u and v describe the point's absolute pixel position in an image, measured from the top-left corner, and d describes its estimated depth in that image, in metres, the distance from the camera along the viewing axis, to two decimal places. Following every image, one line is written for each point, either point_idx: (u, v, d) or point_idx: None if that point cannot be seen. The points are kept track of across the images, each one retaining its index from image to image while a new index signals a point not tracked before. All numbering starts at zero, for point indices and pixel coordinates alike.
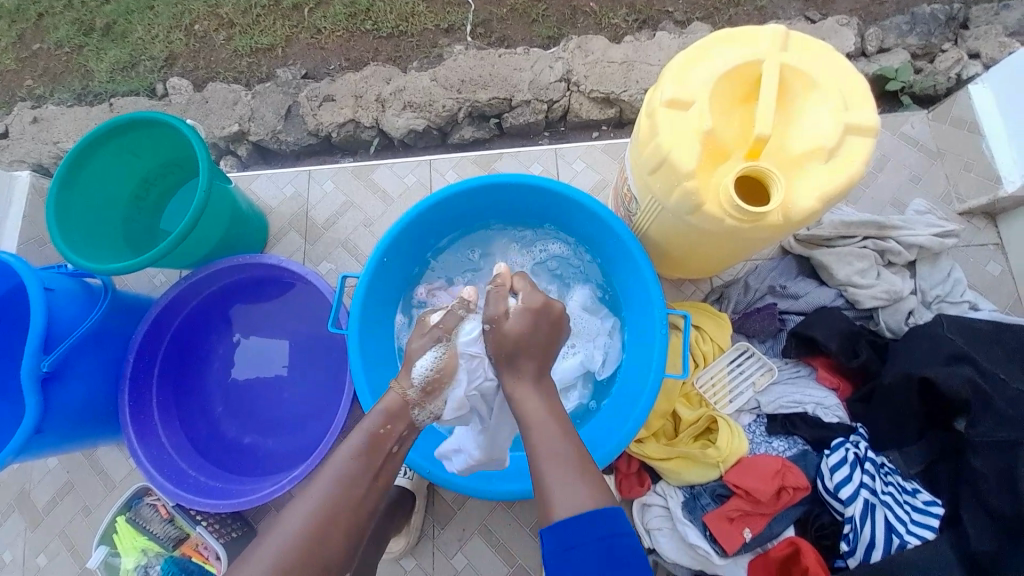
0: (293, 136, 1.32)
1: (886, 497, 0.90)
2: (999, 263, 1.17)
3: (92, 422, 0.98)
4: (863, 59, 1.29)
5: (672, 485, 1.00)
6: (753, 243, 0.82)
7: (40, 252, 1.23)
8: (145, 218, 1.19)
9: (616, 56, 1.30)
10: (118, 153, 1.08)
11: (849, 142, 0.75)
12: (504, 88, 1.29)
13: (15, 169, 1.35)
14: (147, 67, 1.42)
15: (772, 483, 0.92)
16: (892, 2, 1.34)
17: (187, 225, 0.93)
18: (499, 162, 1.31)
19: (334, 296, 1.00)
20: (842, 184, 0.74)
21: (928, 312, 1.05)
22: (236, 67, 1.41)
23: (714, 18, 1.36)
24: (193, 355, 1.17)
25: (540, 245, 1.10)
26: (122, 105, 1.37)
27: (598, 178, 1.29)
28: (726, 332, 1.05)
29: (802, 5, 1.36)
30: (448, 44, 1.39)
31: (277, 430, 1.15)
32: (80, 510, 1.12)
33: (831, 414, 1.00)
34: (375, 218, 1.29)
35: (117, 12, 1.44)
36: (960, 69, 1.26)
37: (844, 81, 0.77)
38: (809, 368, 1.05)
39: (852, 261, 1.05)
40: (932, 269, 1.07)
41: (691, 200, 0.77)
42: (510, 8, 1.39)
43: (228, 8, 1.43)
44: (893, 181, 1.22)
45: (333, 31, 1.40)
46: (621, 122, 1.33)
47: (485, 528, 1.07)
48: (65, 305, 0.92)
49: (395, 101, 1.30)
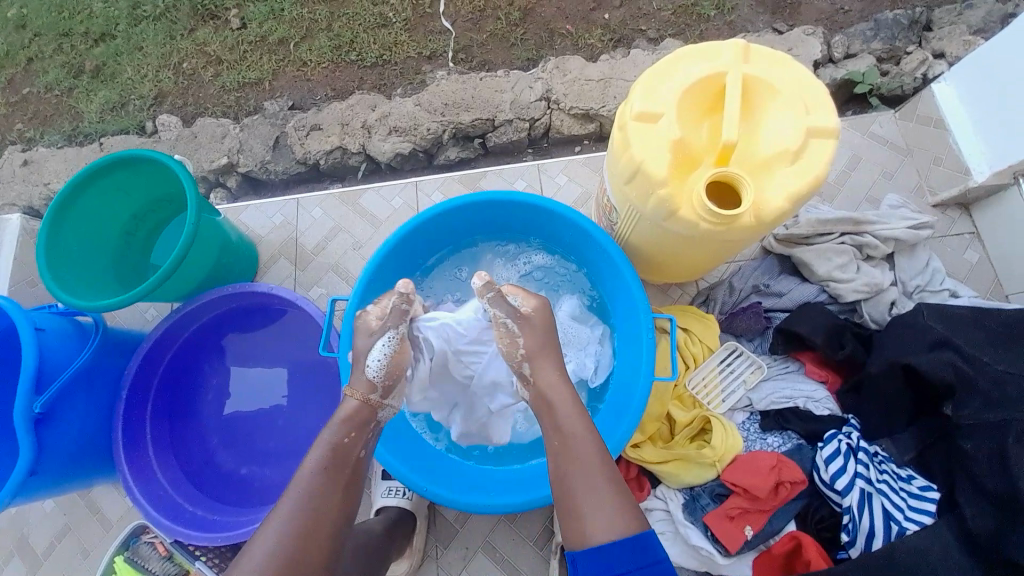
0: (283, 165, 1.34)
1: (881, 485, 0.91)
2: (975, 252, 1.20)
3: (86, 459, 0.97)
4: (829, 64, 1.34)
5: (672, 488, 0.99)
6: (729, 244, 0.84)
7: (31, 292, 1.23)
8: (134, 253, 1.21)
9: (594, 74, 1.34)
10: (108, 189, 1.09)
11: (813, 144, 0.78)
12: (487, 109, 1.33)
13: (6, 212, 1.36)
14: (137, 106, 1.45)
15: (769, 479, 0.92)
16: (852, 9, 1.41)
17: (177, 257, 0.94)
18: (485, 181, 1.34)
19: (325, 318, 1.00)
20: (809, 183, 0.77)
21: (910, 302, 1.07)
22: (224, 102, 1.45)
23: (685, 33, 1.42)
24: (185, 388, 1.16)
25: (524, 257, 1.12)
26: (113, 144, 1.40)
27: (582, 190, 1.33)
28: (713, 332, 1.07)
29: (767, 17, 1.42)
30: (431, 70, 1.43)
31: (272, 459, 1.14)
32: (75, 553, 1.10)
33: (821, 407, 1.01)
34: (365, 241, 1.31)
35: (106, 54, 1.48)
36: (923, 70, 1.31)
37: (806, 88, 0.80)
38: (798, 364, 1.06)
39: (831, 256, 1.07)
40: (910, 260, 1.10)
41: (666, 207, 0.80)
42: (489, 33, 1.44)
43: (215, 46, 1.47)
44: (866, 178, 1.26)
45: (319, 63, 1.45)
46: (601, 136, 1.38)
47: (488, 546, 1.06)
48: (56, 344, 0.92)
49: (381, 127, 1.33)
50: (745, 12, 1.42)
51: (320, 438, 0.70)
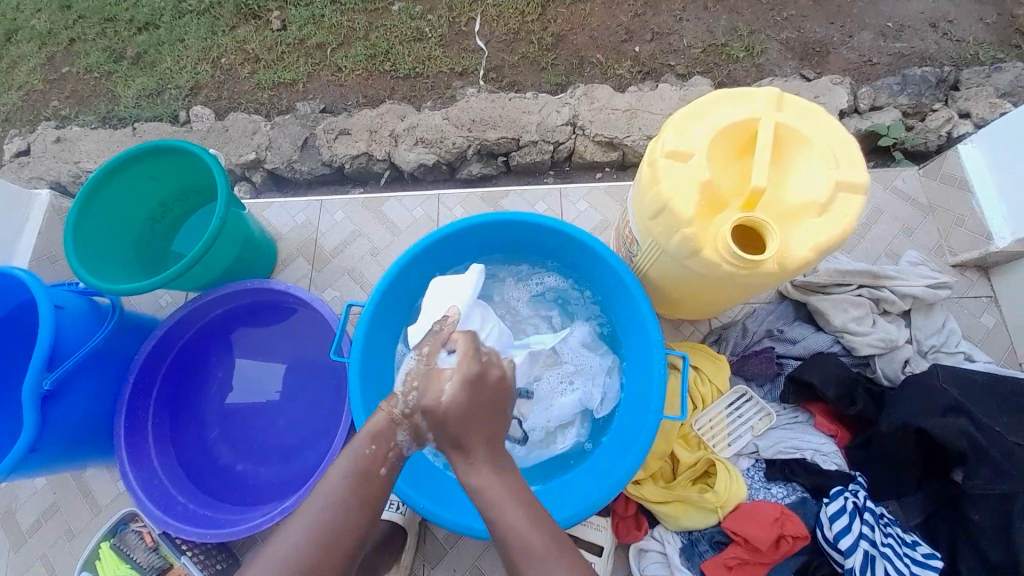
0: (308, 166, 1.37)
1: (886, 549, 0.88)
2: (992, 316, 1.19)
3: (85, 441, 0.97)
4: (855, 115, 1.36)
5: (670, 530, 0.98)
6: (747, 288, 0.85)
7: (51, 267, 1.25)
8: (157, 239, 1.23)
9: (620, 104, 1.37)
10: (139, 176, 1.12)
11: (841, 197, 0.79)
12: (513, 129, 1.35)
13: (34, 186, 1.40)
14: (172, 95, 1.49)
15: (771, 531, 0.90)
16: (880, 63, 1.43)
17: (201, 248, 0.96)
18: (505, 199, 1.36)
19: (338, 323, 1.01)
20: (834, 237, 0.77)
21: (924, 361, 1.06)
22: (258, 99, 1.48)
23: (713, 72, 1.44)
24: (191, 379, 1.17)
25: (536, 278, 1.13)
26: (145, 129, 1.43)
27: (601, 217, 1.34)
28: (724, 374, 1.06)
29: (796, 64, 1.45)
30: (461, 86, 1.46)
31: (269, 458, 1.14)
32: (62, 534, 1.09)
33: (829, 461, 0.99)
34: (382, 248, 1.32)
35: (148, 43, 1.53)
36: (949, 127, 1.32)
37: (836, 141, 0.81)
38: (807, 415, 1.05)
39: (848, 308, 1.07)
40: (927, 319, 1.09)
41: (690, 245, 0.81)
42: (521, 56, 1.48)
43: (254, 45, 1.52)
44: (886, 232, 1.26)
45: (353, 70, 1.49)
46: (623, 165, 1.39)
47: (477, 569, 1.04)
48: (72, 323, 0.93)
49: (408, 137, 1.36)
50: (773, 57, 1.45)
51: None
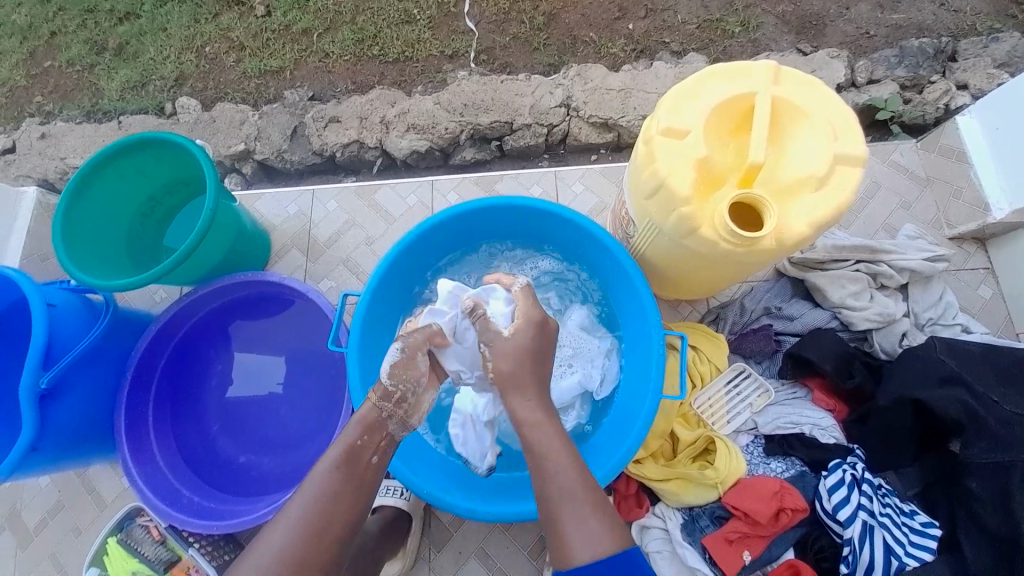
0: (299, 155, 1.35)
1: (884, 519, 0.90)
2: (989, 288, 1.19)
3: (86, 438, 0.97)
4: (852, 89, 1.34)
5: (671, 507, 0.99)
6: (745, 266, 0.84)
7: (43, 266, 1.24)
8: (148, 234, 1.21)
9: (615, 84, 1.34)
10: (128, 170, 1.10)
11: (839, 171, 0.78)
12: (506, 112, 1.33)
13: (21, 184, 1.37)
14: (157, 87, 1.46)
15: (771, 504, 0.91)
16: (878, 35, 1.41)
17: (193, 241, 0.94)
18: (500, 184, 1.34)
19: (335, 313, 1.00)
20: (832, 211, 0.77)
21: (921, 335, 1.06)
22: (244, 88, 1.45)
23: (708, 49, 1.42)
24: (189, 374, 1.16)
25: (530, 262, 1.12)
26: (131, 123, 1.40)
27: (597, 200, 1.32)
28: (722, 352, 1.06)
29: (793, 37, 1.42)
30: (452, 70, 1.43)
31: (271, 449, 1.14)
32: (69, 530, 1.10)
33: (828, 435, 1.00)
34: (377, 237, 1.31)
35: (129, 33, 1.48)
36: (947, 99, 1.31)
37: (834, 114, 0.80)
38: (806, 391, 1.06)
39: (845, 284, 1.07)
40: (924, 293, 1.09)
41: (687, 224, 0.80)
42: (512, 36, 1.44)
43: (238, 32, 1.48)
44: (884, 207, 1.25)
45: (341, 55, 1.45)
46: (619, 146, 1.37)
47: (482, 552, 1.06)
48: (66, 321, 0.93)
49: (399, 124, 1.33)
50: (769, 31, 1.42)
51: (340, 435, 0.68)
